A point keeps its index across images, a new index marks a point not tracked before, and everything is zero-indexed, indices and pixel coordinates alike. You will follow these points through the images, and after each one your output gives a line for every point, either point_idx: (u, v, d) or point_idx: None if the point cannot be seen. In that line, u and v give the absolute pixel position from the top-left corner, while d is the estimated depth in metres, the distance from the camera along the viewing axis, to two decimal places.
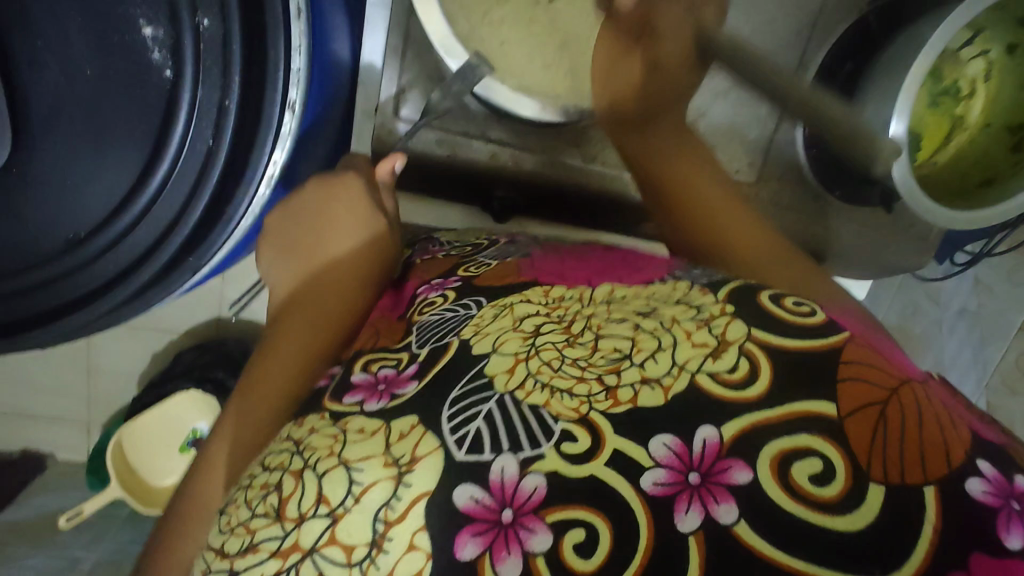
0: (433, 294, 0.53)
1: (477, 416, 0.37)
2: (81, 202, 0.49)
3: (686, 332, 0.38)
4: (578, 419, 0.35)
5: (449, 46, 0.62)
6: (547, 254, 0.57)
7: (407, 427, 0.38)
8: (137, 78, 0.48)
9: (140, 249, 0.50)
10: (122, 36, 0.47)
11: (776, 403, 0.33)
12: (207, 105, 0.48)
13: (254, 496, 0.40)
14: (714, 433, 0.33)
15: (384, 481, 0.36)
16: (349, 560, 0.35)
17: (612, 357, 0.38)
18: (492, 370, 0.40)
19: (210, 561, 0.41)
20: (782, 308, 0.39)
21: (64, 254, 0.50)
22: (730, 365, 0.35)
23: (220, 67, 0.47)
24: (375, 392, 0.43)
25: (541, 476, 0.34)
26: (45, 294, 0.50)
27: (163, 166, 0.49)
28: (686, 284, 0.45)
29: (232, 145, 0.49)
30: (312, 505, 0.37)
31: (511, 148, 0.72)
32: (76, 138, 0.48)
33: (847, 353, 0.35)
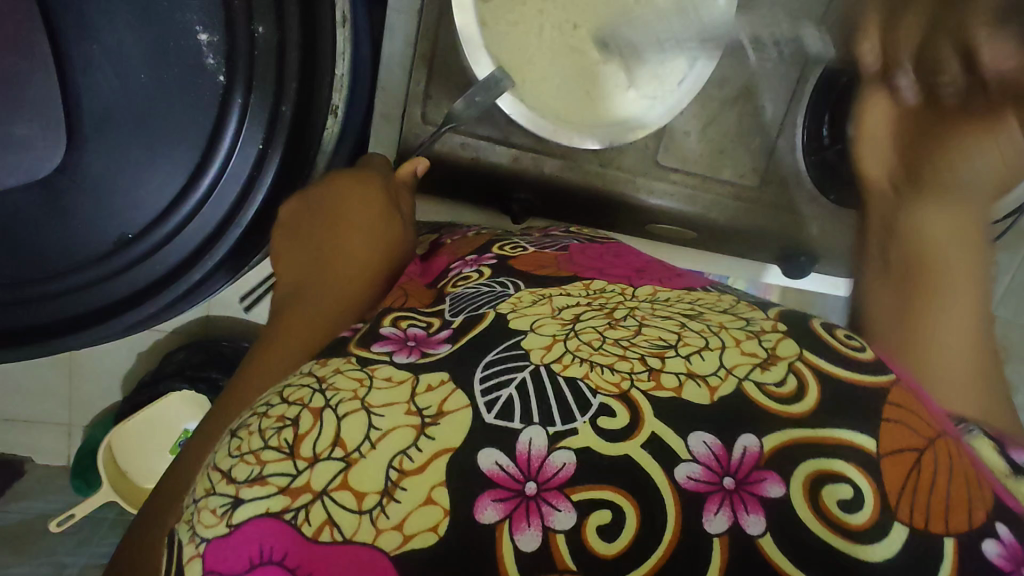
0: (467, 269, 0.53)
1: (509, 383, 0.40)
2: (130, 202, 0.53)
3: (736, 339, 0.42)
4: (618, 394, 0.39)
5: (477, 56, 0.63)
6: (588, 247, 0.59)
7: (437, 381, 0.41)
8: (190, 82, 0.51)
9: (190, 248, 0.55)
10: (179, 44, 0.50)
11: (817, 425, 0.37)
12: (258, 110, 0.53)
13: (268, 427, 0.40)
14: (754, 443, 0.36)
15: (406, 428, 0.38)
16: (358, 507, 0.36)
17: (656, 346, 0.42)
18: (530, 343, 0.42)
19: (215, 483, 0.40)
20: (835, 337, 0.43)
21: (115, 253, 0.54)
22: (778, 380, 0.39)
23: (273, 74, 0.52)
24: (406, 345, 0.44)
25: (570, 453, 0.36)
26: (110, 286, 0.55)
27: (215, 166, 0.53)
28: (730, 297, 0.50)
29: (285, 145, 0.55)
30: (327, 446, 0.38)
31: (533, 153, 0.75)
32: (129, 140, 0.51)
33: (896, 397, 0.39)
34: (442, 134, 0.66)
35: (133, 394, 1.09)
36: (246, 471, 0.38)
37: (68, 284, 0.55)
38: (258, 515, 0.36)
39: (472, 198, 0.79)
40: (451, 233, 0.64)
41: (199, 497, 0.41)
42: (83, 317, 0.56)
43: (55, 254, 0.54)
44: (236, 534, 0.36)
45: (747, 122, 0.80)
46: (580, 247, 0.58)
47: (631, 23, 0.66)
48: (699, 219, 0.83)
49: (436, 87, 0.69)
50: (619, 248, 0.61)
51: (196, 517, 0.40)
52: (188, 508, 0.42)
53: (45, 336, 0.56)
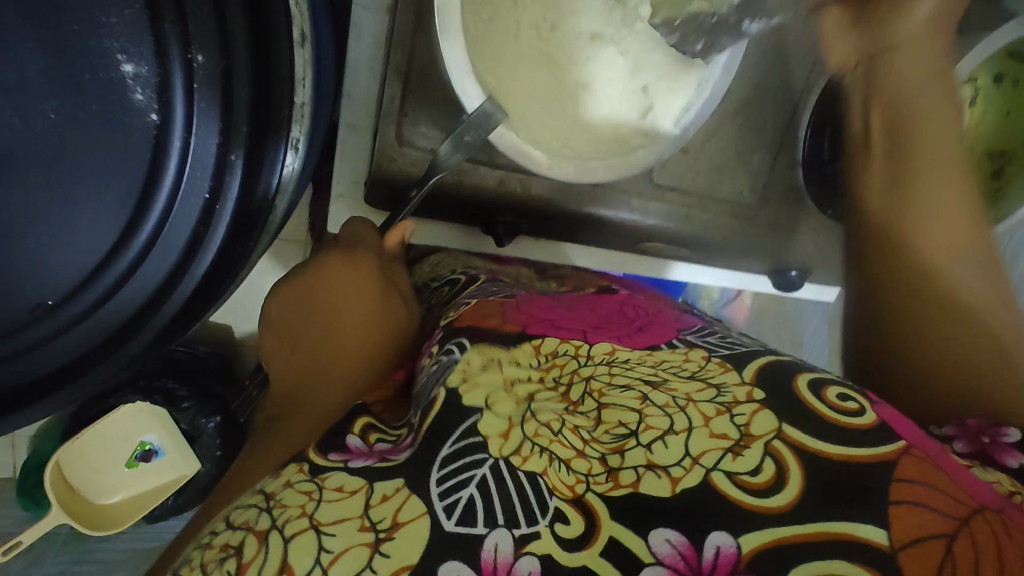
0: (424, 356, 0.52)
1: (468, 482, 0.36)
2: (49, 268, 0.42)
3: (705, 417, 0.38)
4: (572, 498, 0.36)
5: (465, 86, 0.53)
6: (537, 301, 0.57)
7: (391, 490, 0.37)
8: (115, 121, 0.40)
9: (122, 317, 0.44)
10: (96, 74, 0.38)
11: (807, 521, 0.32)
12: (202, 156, 0.42)
13: (211, 560, 0.37)
14: (730, 542, 0.32)
15: (358, 547, 0.34)
16: None
17: (617, 438, 0.39)
18: (487, 431, 0.39)
19: None
20: (822, 402, 0.38)
21: (31, 325, 0.43)
22: (750, 469, 0.35)
23: (220, 110, 0.41)
24: (368, 453, 0.42)
25: (535, 559, 0.33)
26: (20, 362, 0.43)
27: (152, 220, 0.43)
28: (699, 355, 0.46)
29: (237, 208, 0.43)
30: (273, 574, 0.34)
31: (520, 174, 0.69)
32: (41, 192, 0.40)
33: (904, 469, 0.34)
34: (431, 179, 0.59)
35: (81, 410, 0.99)
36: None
37: None
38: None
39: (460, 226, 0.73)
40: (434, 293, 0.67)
41: None
42: None
43: None
44: None
45: (750, 131, 0.74)
46: (527, 298, 0.57)
47: (610, 42, 0.61)
48: (692, 237, 0.78)
49: (412, 101, 0.61)
50: (577, 302, 0.59)
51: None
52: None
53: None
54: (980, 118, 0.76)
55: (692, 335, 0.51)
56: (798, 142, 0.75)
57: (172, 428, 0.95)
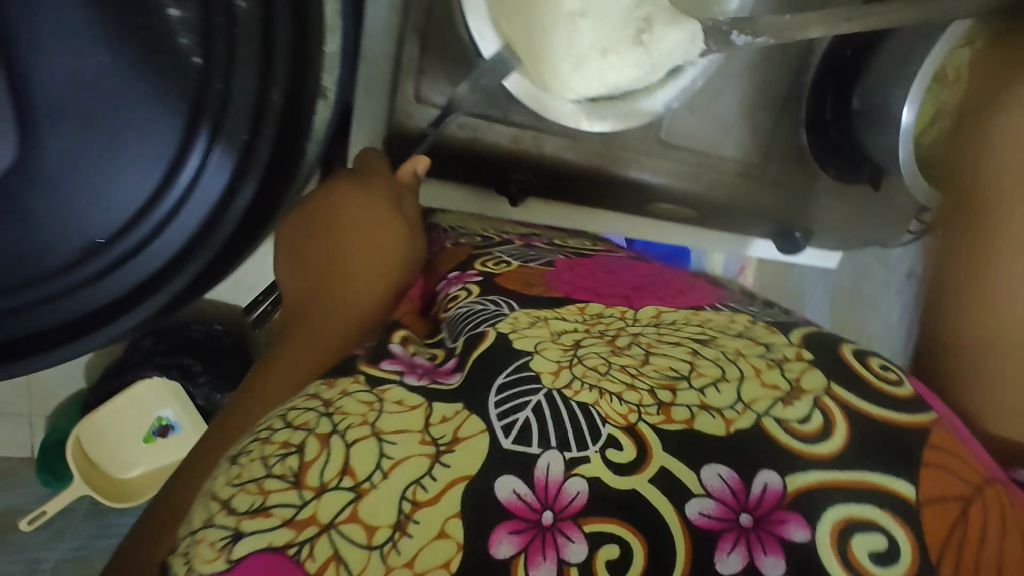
0: (454, 289, 0.52)
1: (525, 405, 0.38)
2: (98, 205, 0.44)
3: (756, 369, 0.39)
4: (625, 427, 0.37)
5: (483, 32, 0.58)
6: (576, 264, 0.58)
7: (451, 411, 0.39)
8: (161, 64, 0.42)
9: (172, 252, 0.47)
10: (145, 18, 0.41)
11: (845, 468, 0.34)
12: (243, 98, 0.44)
13: (270, 453, 0.37)
14: (776, 481, 0.34)
15: (419, 457, 0.36)
16: (368, 542, 0.33)
17: (667, 378, 0.40)
18: (539, 367, 0.40)
19: (212, 513, 0.36)
20: (868, 368, 0.38)
21: (82, 262, 0.45)
22: (800, 417, 0.36)
23: (259, 53, 0.43)
24: (414, 370, 0.43)
25: (584, 482, 0.35)
26: (82, 296, 0.47)
27: (195, 161, 0.45)
28: (744, 318, 0.47)
29: (276, 150, 0.46)
30: (335, 475, 0.36)
31: (532, 131, 0.70)
32: (91, 131, 0.42)
33: (938, 437, 0.35)
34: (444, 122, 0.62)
35: (98, 384, 1.00)
36: (248, 502, 0.35)
37: (29, 301, 0.45)
38: (261, 550, 0.33)
39: (467, 180, 0.74)
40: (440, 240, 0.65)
41: (194, 529, 0.37)
42: (45, 337, 0.47)
43: (8, 267, 0.44)
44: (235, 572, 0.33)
45: (751, 94, 0.77)
46: (568, 262, 0.58)
47: None
48: (699, 198, 0.81)
49: (429, 62, 0.63)
50: (616, 265, 0.60)
51: (192, 551, 0.36)
52: (182, 537, 0.38)
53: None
54: None
55: (731, 301, 0.52)
56: (799, 105, 0.78)
57: (184, 402, 0.98)
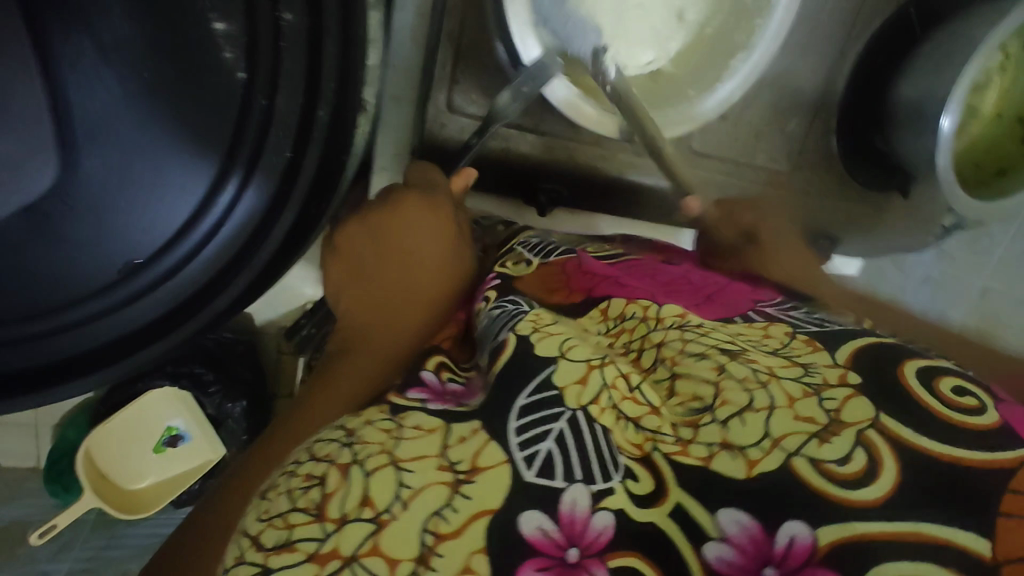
0: (479, 300, 0.52)
1: (546, 435, 0.37)
2: (137, 225, 0.43)
3: (789, 397, 0.37)
4: (640, 457, 0.37)
5: (525, 35, 0.55)
6: (593, 266, 0.56)
7: (469, 432, 0.39)
8: (206, 80, 0.41)
9: (210, 271, 0.45)
10: (190, 34, 0.39)
11: (891, 515, 0.31)
12: (288, 113, 0.43)
13: (295, 487, 0.38)
14: (805, 532, 0.31)
15: (439, 486, 0.35)
16: (392, 573, 0.33)
17: (691, 413, 0.38)
18: (562, 381, 0.40)
19: (243, 549, 0.37)
20: (937, 397, 0.36)
21: (117, 285, 0.44)
22: (840, 457, 0.33)
23: (305, 69, 0.42)
24: (440, 395, 0.43)
25: (610, 515, 0.34)
26: (117, 317, 0.45)
27: (235, 180, 0.44)
28: (782, 331, 0.45)
29: (319, 171, 0.44)
30: (356, 506, 0.35)
31: (565, 142, 0.69)
32: (132, 149, 0.41)
33: (1022, 484, 0.31)
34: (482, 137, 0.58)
35: (110, 396, 0.97)
36: (275, 537, 0.36)
37: (64, 322, 0.44)
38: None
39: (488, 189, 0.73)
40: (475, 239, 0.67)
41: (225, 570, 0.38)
42: (75, 361, 0.45)
43: (47, 287, 0.43)
44: None
45: (785, 102, 0.76)
46: (588, 262, 0.57)
47: None
48: None
49: (463, 72, 0.62)
50: (639, 265, 0.58)
51: None
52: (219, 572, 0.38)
53: (25, 388, 0.44)
54: (1008, 87, 0.79)
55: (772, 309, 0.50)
56: (832, 112, 0.78)
57: (196, 411, 0.96)
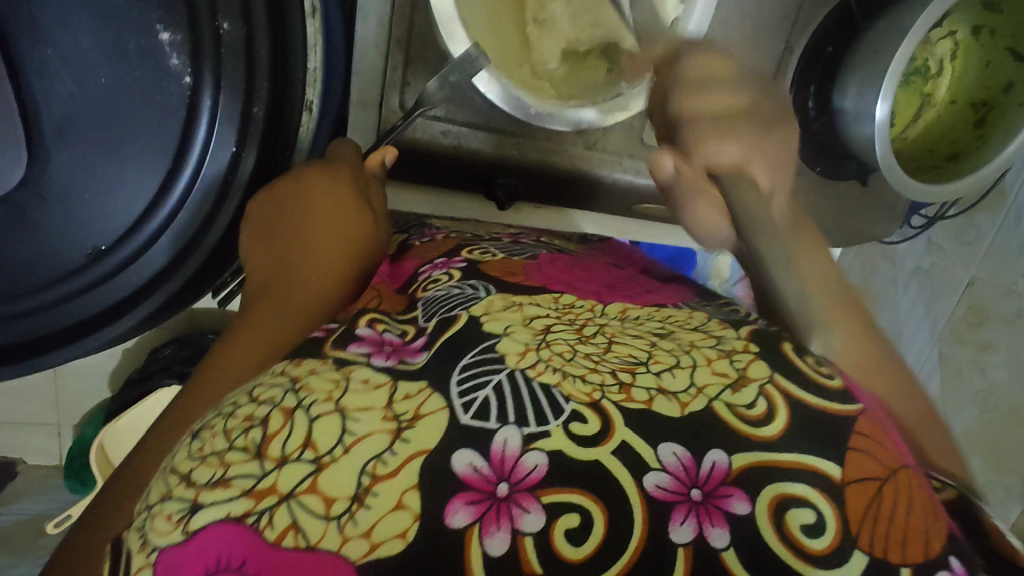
0: (436, 272, 0.49)
1: (487, 383, 0.37)
2: (102, 213, 0.48)
3: (707, 359, 0.40)
4: (590, 403, 0.36)
5: (451, 32, 0.60)
6: (557, 258, 0.56)
7: (415, 390, 0.37)
8: (155, 85, 0.46)
9: (164, 260, 0.51)
10: (138, 43, 0.45)
11: (777, 450, 0.35)
12: (229, 112, 0.48)
13: (235, 427, 0.35)
14: (723, 459, 0.34)
15: (381, 434, 0.34)
16: (326, 513, 0.31)
17: (626, 362, 0.40)
18: (505, 347, 0.39)
19: (172, 487, 0.34)
20: (806, 363, 0.40)
21: (86, 268, 0.49)
22: (749, 403, 0.37)
23: (243, 72, 0.47)
24: (383, 350, 0.40)
25: (543, 454, 0.34)
26: (85, 300, 0.51)
27: (187, 173, 0.49)
28: (702, 314, 0.47)
29: (260, 164, 0.52)
30: (297, 447, 0.33)
31: (515, 138, 0.74)
32: (91, 149, 0.46)
33: (863, 425, 0.36)
34: (412, 118, 0.63)
35: (119, 394, 1.02)
36: (206, 475, 0.33)
37: (37, 304, 0.50)
38: (217, 523, 0.31)
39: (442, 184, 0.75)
40: (422, 232, 0.60)
41: (151, 504, 0.35)
42: (51, 336, 0.51)
43: (22, 272, 0.48)
44: (192, 544, 0.31)
45: None
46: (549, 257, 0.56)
47: None
48: None
49: (414, 76, 0.67)
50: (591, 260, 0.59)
51: (148, 524, 0.34)
52: (139, 513, 0.36)
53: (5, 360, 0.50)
54: (960, 72, 0.80)
55: (694, 302, 0.52)
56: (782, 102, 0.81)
57: None
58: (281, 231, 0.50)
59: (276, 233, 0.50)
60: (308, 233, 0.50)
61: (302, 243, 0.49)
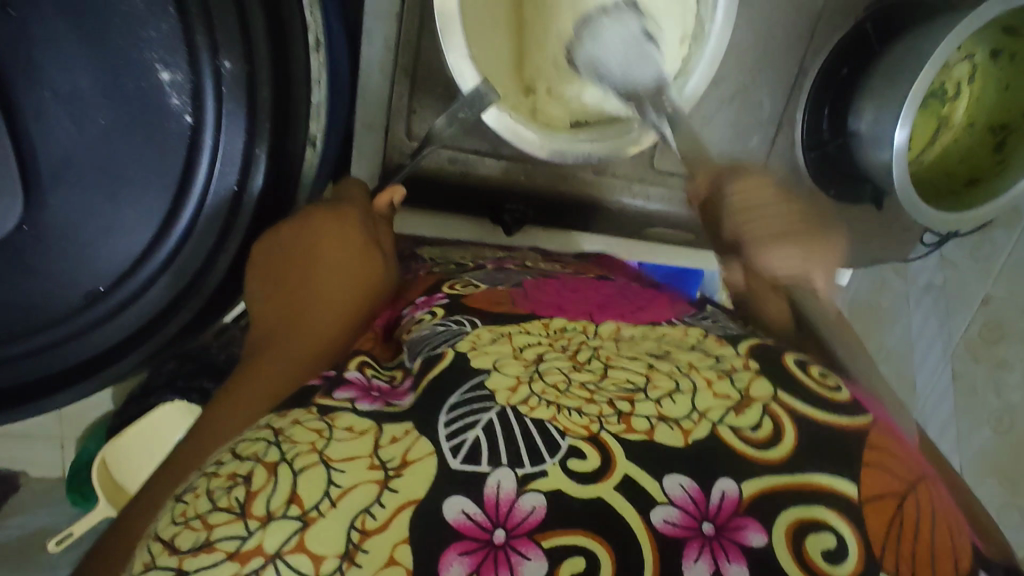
0: (419, 312, 0.47)
1: (477, 423, 0.35)
2: (102, 255, 0.47)
3: (706, 380, 0.39)
4: (587, 436, 0.35)
5: (460, 70, 0.57)
6: (544, 284, 0.53)
7: (402, 432, 0.35)
8: (155, 125, 0.45)
9: (164, 300, 0.50)
10: (138, 83, 0.44)
11: (791, 471, 0.34)
12: (231, 152, 0.47)
13: (218, 486, 0.34)
14: (732, 487, 0.33)
15: (367, 484, 0.33)
16: (316, 572, 0.30)
17: (624, 390, 0.38)
18: (493, 384, 0.38)
19: (157, 553, 0.33)
20: (810, 377, 0.40)
21: (86, 310, 0.48)
22: (752, 425, 0.36)
23: (245, 112, 0.46)
24: (369, 395, 0.39)
25: (541, 496, 0.32)
26: (86, 341, 0.49)
27: (188, 211, 0.48)
28: (698, 331, 0.46)
29: (264, 203, 0.50)
30: (281, 503, 0.32)
31: (524, 164, 0.72)
32: (91, 194, 0.45)
33: (874, 439, 0.36)
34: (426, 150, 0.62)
35: (121, 411, 1.00)
36: (191, 538, 0.32)
37: (33, 346, 0.48)
38: None
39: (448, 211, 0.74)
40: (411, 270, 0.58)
41: (137, 573, 0.34)
42: (54, 377, 0.50)
43: (17, 314, 0.47)
44: None
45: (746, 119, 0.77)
46: (534, 283, 0.54)
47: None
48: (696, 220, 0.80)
49: (419, 103, 0.66)
50: (580, 281, 0.56)
51: None
52: None
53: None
54: (980, 94, 0.78)
55: (691, 317, 0.50)
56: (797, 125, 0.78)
57: None
58: (285, 271, 0.49)
59: (281, 277, 0.49)
60: (312, 273, 0.49)
61: (308, 284, 0.48)
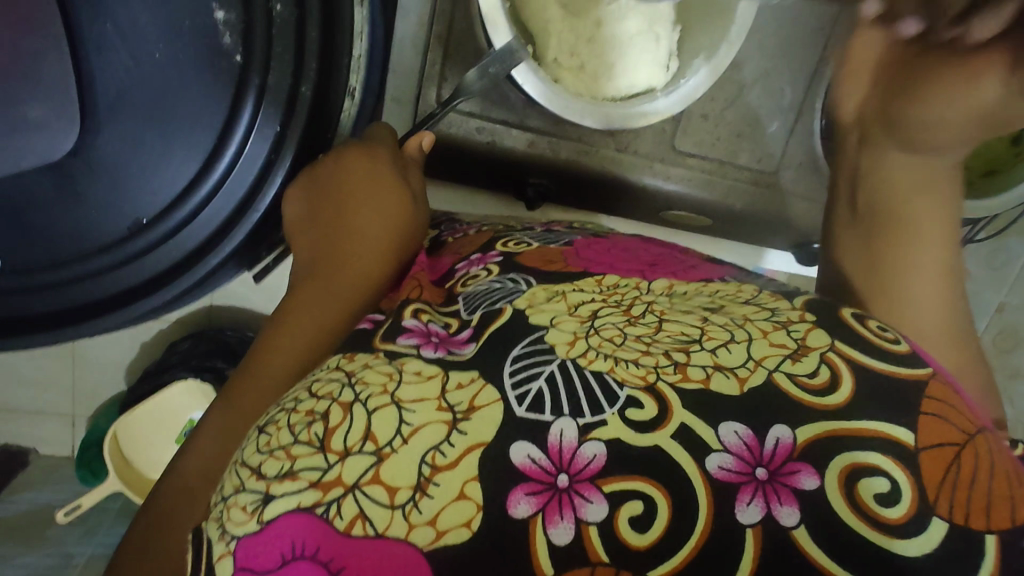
0: (475, 268, 0.49)
1: (539, 375, 0.36)
2: (147, 187, 0.50)
3: (762, 332, 0.39)
4: (645, 386, 0.36)
5: (495, 23, 0.61)
6: (594, 242, 0.54)
7: (467, 379, 0.37)
8: (207, 61, 0.49)
9: (206, 234, 0.53)
10: (193, 20, 0.48)
11: (850, 420, 0.34)
12: (277, 91, 0.50)
13: (297, 422, 0.37)
14: (787, 433, 0.34)
15: (437, 424, 0.35)
16: (391, 502, 0.33)
17: (680, 341, 0.39)
18: (552, 339, 0.39)
19: (242, 479, 0.36)
20: (866, 328, 0.40)
21: (127, 241, 0.51)
22: (809, 371, 0.36)
23: (293, 54, 0.50)
24: (430, 341, 0.41)
25: (601, 444, 0.34)
26: (131, 269, 0.53)
27: (231, 150, 0.51)
28: (752, 288, 0.47)
29: (303, 140, 0.53)
30: (358, 440, 0.35)
31: (550, 138, 0.74)
32: (143, 121, 0.49)
33: (935, 390, 0.36)
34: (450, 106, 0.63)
35: (135, 386, 0.99)
36: (275, 467, 0.35)
37: (81, 272, 0.52)
38: (288, 512, 0.33)
39: (467, 181, 0.76)
40: (453, 230, 0.59)
41: (226, 495, 0.37)
42: (98, 304, 0.53)
43: (67, 240, 0.51)
44: (267, 532, 0.33)
45: (768, 105, 0.77)
46: (586, 242, 0.54)
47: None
48: (716, 205, 0.80)
49: (451, 72, 0.68)
50: (630, 241, 0.57)
51: (224, 515, 0.36)
52: (215, 504, 0.38)
53: (48, 326, 0.53)
54: None
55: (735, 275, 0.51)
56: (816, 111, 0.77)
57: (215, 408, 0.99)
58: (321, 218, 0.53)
59: (318, 232, 0.53)
60: (347, 222, 0.52)
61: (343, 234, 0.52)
